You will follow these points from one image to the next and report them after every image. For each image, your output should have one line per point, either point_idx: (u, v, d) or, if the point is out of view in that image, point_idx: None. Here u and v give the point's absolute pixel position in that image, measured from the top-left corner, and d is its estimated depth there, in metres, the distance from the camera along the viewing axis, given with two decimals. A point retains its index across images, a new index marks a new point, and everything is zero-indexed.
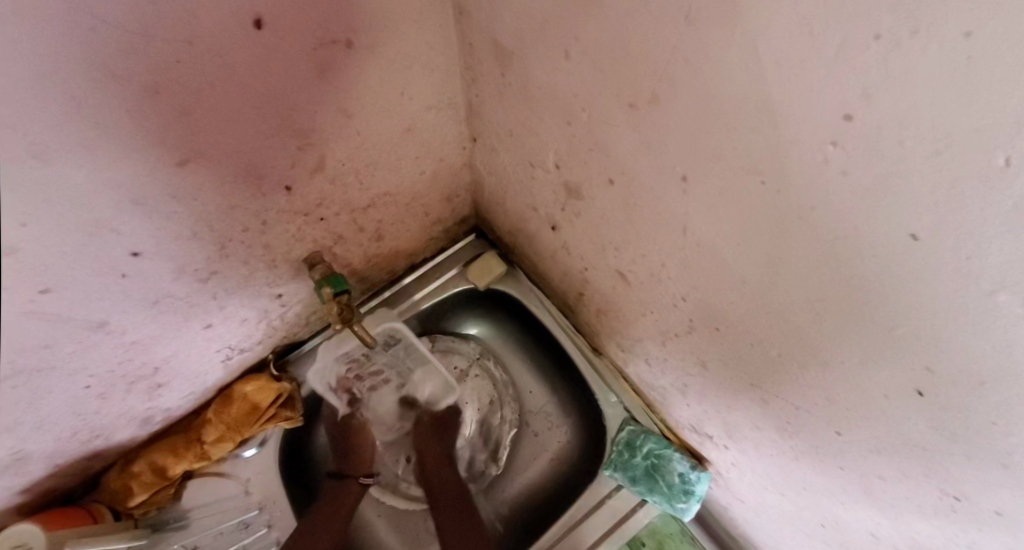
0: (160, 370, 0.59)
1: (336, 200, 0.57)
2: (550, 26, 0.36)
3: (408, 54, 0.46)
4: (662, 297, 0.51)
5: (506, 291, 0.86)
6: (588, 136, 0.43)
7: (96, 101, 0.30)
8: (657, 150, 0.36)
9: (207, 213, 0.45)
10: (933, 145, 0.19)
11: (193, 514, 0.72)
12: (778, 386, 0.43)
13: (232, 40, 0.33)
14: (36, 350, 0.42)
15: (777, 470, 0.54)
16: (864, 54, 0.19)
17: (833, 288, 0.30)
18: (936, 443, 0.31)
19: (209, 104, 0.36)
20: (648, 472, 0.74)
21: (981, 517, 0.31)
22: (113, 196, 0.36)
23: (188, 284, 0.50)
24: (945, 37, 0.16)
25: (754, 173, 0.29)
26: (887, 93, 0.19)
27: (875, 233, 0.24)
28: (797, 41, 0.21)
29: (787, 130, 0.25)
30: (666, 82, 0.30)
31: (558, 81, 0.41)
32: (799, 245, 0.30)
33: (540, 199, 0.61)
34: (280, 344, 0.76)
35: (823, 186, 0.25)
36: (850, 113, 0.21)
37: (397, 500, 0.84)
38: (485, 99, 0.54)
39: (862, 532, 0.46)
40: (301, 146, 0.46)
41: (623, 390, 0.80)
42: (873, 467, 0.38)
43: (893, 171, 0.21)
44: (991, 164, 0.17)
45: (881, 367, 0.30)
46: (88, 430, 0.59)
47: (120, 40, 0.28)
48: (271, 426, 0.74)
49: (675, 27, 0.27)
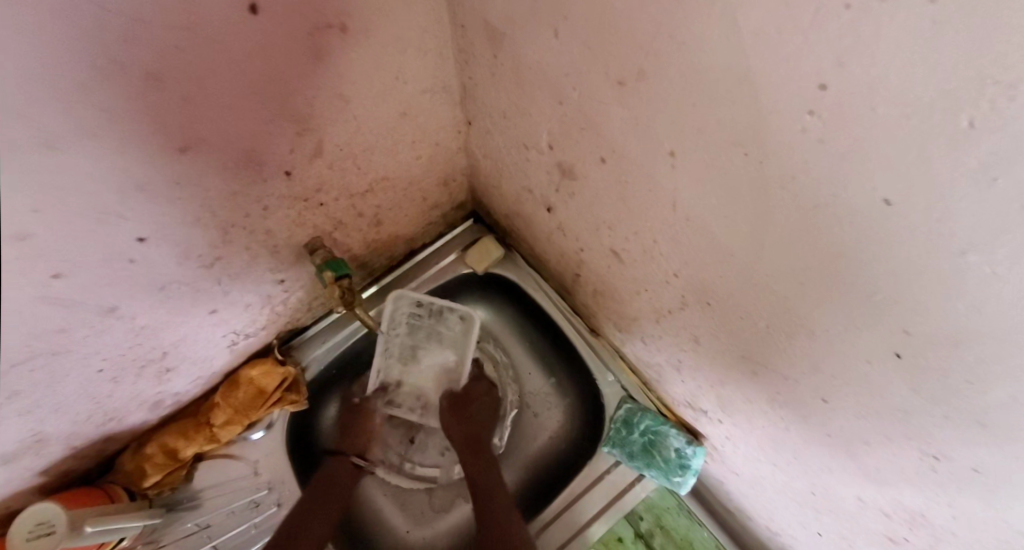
0: (169, 355, 0.61)
1: (334, 185, 0.58)
2: (539, 5, 0.37)
3: (402, 37, 0.47)
4: (655, 274, 0.52)
5: (504, 274, 0.87)
6: (579, 115, 0.43)
7: (102, 88, 0.31)
8: (646, 127, 0.36)
9: (210, 199, 0.46)
10: (903, 111, 0.20)
11: (204, 494, 0.75)
12: (767, 357, 0.44)
13: (229, 26, 0.34)
14: (51, 335, 0.43)
15: (769, 441, 0.55)
16: (836, 22, 0.20)
17: (814, 256, 0.31)
18: (916, 404, 0.32)
19: (210, 89, 0.37)
20: (645, 447, 0.75)
21: (960, 476, 0.33)
22: (121, 182, 0.37)
23: (193, 270, 0.52)
24: (911, 3, 0.17)
25: (738, 146, 0.30)
26: (859, 59, 0.20)
27: (851, 200, 0.25)
28: (774, 11, 0.22)
29: (766, 101, 0.26)
30: (652, 58, 0.31)
31: (549, 61, 0.41)
32: (781, 215, 0.31)
33: (536, 181, 0.62)
34: (284, 329, 0.77)
35: (803, 156, 0.26)
36: (826, 82, 0.22)
37: (401, 479, 0.86)
38: (479, 82, 0.55)
39: (850, 498, 0.48)
40: (299, 131, 0.47)
41: (620, 369, 0.81)
42: (858, 432, 0.39)
43: (866, 139, 0.22)
44: (956, 126, 0.19)
45: (862, 332, 0.31)
46: (101, 414, 0.61)
47: (124, 27, 0.29)
48: (278, 409, 0.76)
49: (659, 2, 0.27)
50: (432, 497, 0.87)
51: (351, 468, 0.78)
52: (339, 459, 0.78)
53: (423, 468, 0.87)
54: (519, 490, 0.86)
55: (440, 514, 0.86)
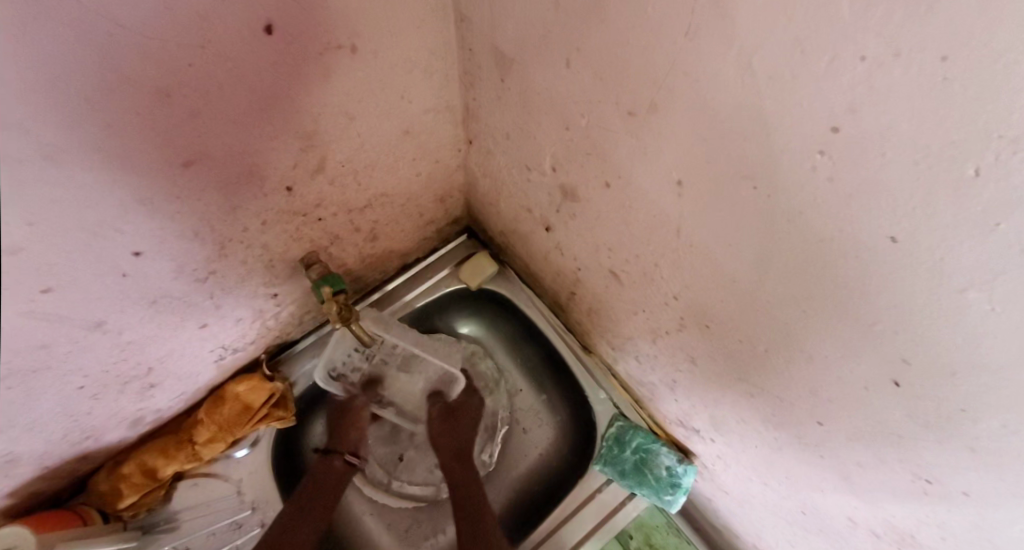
0: (154, 370, 0.59)
1: (334, 201, 0.57)
2: (552, 35, 0.38)
3: (409, 58, 0.47)
4: (653, 296, 0.53)
5: (496, 291, 0.88)
6: (585, 140, 0.44)
7: (110, 103, 0.30)
8: (654, 155, 0.37)
9: (209, 214, 0.45)
10: (912, 156, 0.21)
11: (183, 515, 0.72)
12: (763, 380, 0.45)
13: (242, 46, 0.34)
14: (34, 351, 0.41)
15: (761, 461, 0.56)
16: (851, 74, 0.21)
17: (819, 286, 0.32)
18: (909, 429, 0.33)
19: (217, 106, 0.37)
20: (637, 466, 0.76)
21: (951, 499, 0.34)
22: (120, 197, 0.36)
23: (186, 284, 0.50)
24: (925, 61, 0.18)
25: (747, 179, 0.31)
26: (871, 108, 0.21)
27: (855, 237, 0.27)
28: (790, 58, 0.23)
29: (778, 139, 0.27)
30: (665, 92, 0.32)
31: (557, 88, 0.42)
32: (788, 246, 0.32)
33: (535, 199, 0.62)
34: (272, 343, 0.75)
35: (811, 191, 0.27)
36: (837, 126, 0.23)
37: (389, 498, 0.84)
38: (483, 103, 0.55)
39: (840, 519, 0.49)
40: (304, 147, 0.47)
41: (612, 387, 0.81)
42: (852, 455, 0.40)
43: (873, 181, 0.24)
44: (961, 174, 0.20)
45: (860, 360, 0.33)
46: (78, 432, 0.58)
47: (138, 44, 0.29)
48: (264, 426, 0.74)
49: (675, 42, 0.28)
50: (420, 518, 0.84)
51: (343, 465, 0.74)
52: (331, 457, 0.74)
53: (411, 487, 0.85)
54: (509, 508, 0.85)
55: (424, 538, 0.83)
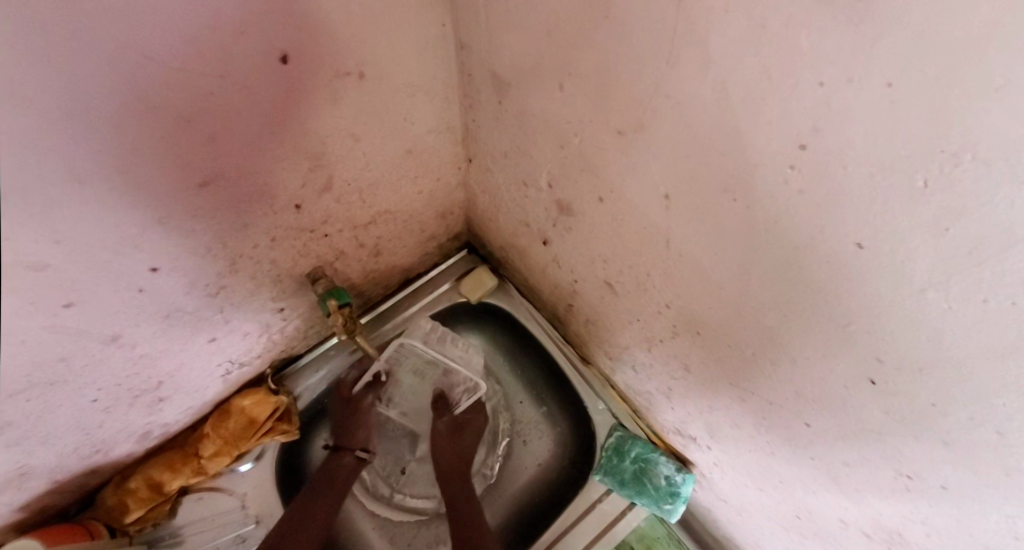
0: (163, 384, 0.60)
1: (339, 218, 0.60)
2: (546, 61, 0.41)
3: (412, 83, 0.50)
4: (647, 305, 0.55)
5: (497, 303, 0.89)
6: (579, 158, 0.47)
7: (136, 127, 0.33)
8: (642, 171, 0.40)
9: (223, 231, 0.47)
10: (869, 169, 0.24)
11: (186, 530, 0.73)
12: (753, 385, 0.47)
13: (259, 74, 0.37)
14: (53, 364, 0.43)
15: (755, 465, 0.57)
16: (811, 96, 0.24)
17: (801, 292, 0.33)
18: (887, 425, 0.35)
19: (233, 130, 0.39)
20: (636, 475, 0.77)
21: (932, 493, 0.35)
22: (141, 216, 0.38)
23: (198, 299, 0.52)
24: (873, 86, 0.21)
25: (727, 193, 0.33)
26: (831, 128, 0.24)
27: (824, 244, 0.29)
28: (758, 84, 0.26)
29: (754, 155, 0.29)
30: (650, 113, 0.35)
31: (552, 110, 0.45)
32: (768, 254, 0.34)
33: (532, 215, 0.65)
34: (277, 358, 0.77)
35: (786, 202, 0.30)
36: (804, 143, 0.26)
37: (391, 511, 0.85)
38: (482, 124, 0.58)
39: (832, 520, 0.50)
40: (313, 166, 0.49)
41: (610, 398, 0.83)
42: (839, 455, 0.42)
43: (840, 193, 0.26)
44: (912, 185, 0.22)
45: (838, 361, 0.35)
46: (88, 446, 0.59)
47: (165, 73, 0.31)
48: (268, 440, 0.75)
49: (658, 68, 0.31)
50: (421, 531, 0.85)
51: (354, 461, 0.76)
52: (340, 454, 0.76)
53: (414, 500, 0.86)
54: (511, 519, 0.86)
55: None
